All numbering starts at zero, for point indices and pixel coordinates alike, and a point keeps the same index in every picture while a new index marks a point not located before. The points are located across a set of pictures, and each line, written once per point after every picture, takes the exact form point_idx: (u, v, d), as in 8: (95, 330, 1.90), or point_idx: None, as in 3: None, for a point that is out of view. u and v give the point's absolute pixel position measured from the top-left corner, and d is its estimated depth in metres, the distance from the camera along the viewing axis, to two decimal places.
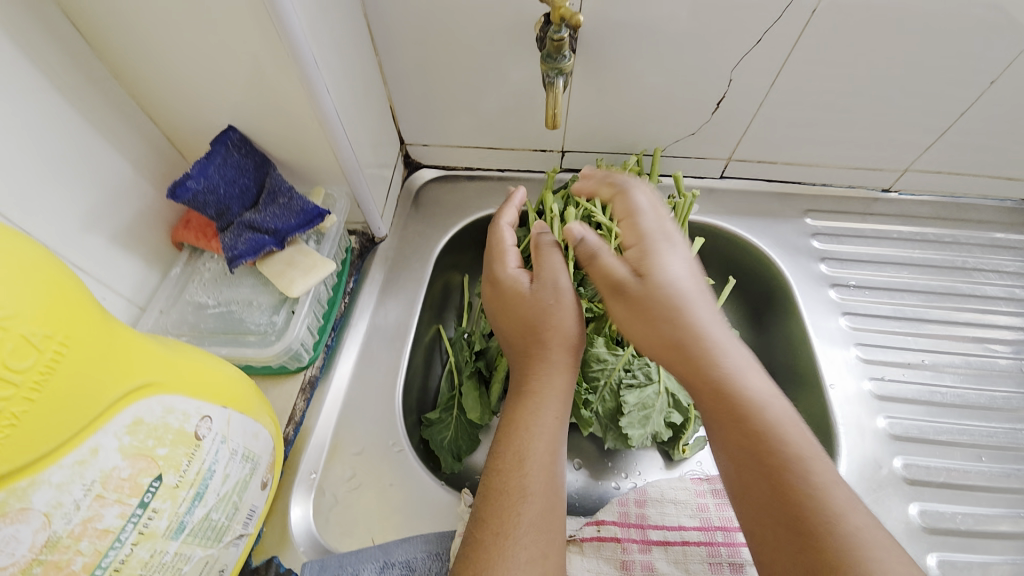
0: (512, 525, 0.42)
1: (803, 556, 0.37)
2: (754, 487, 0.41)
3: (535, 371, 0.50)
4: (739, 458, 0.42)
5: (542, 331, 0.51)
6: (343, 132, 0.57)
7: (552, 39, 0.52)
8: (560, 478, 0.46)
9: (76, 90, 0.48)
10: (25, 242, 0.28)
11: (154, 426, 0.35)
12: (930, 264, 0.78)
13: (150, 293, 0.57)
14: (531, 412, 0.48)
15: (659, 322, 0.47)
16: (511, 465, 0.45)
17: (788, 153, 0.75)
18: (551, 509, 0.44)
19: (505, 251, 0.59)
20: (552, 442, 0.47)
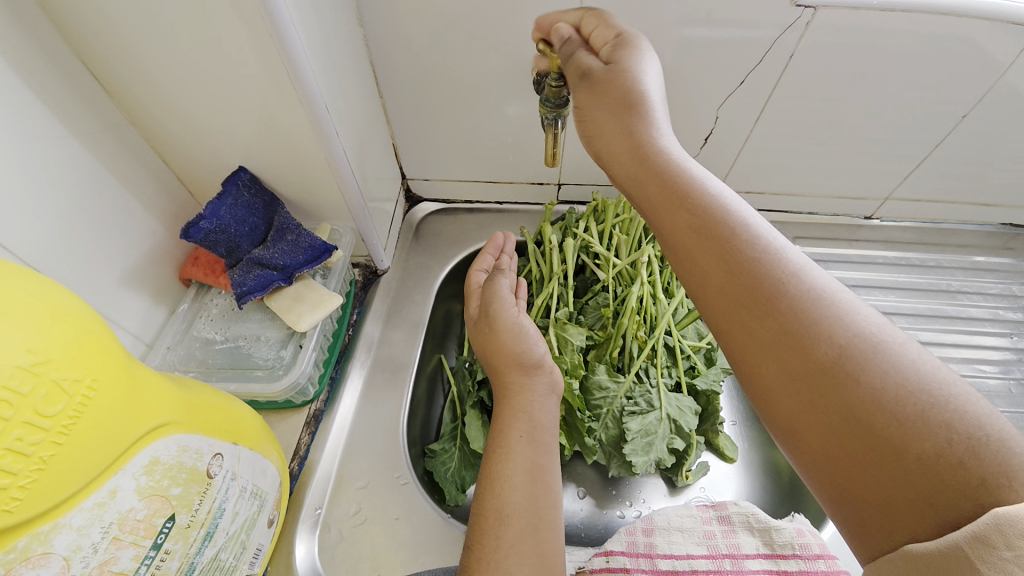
0: (492, 549, 0.40)
1: (883, 453, 0.31)
2: (837, 436, 0.33)
3: (502, 399, 0.52)
4: (802, 395, 0.35)
5: (503, 361, 0.54)
6: (350, 170, 0.60)
7: (551, 84, 0.53)
8: (542, 499, 0.44)
9: (94, 136, 0.50)
10: (59, 292, 0.29)
11: (170, 466, 0.35)
12: (916, 288, 0.80)
13: (157, 330, 0.57)
14: (504, 434, 0.48)
15: (694, 249, 0.42)
16: (487, 488, 0.44)
17: (774, 184, 0.79)
18: (534, 531, 0.42)
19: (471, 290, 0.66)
20: (529, 463, 0.46)
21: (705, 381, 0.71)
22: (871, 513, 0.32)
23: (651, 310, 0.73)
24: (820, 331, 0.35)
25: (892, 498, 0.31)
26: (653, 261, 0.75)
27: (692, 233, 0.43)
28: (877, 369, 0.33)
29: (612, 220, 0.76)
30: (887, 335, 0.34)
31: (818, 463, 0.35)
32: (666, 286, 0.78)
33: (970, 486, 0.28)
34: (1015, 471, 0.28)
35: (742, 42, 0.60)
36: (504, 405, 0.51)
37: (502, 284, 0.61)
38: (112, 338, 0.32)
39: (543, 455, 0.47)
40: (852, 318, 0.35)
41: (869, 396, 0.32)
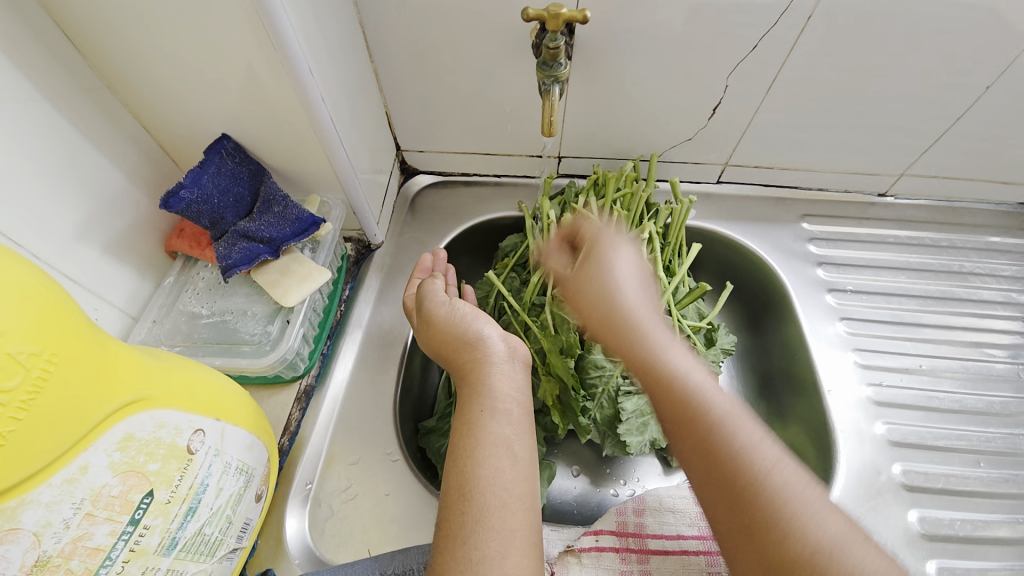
0: (459, 526, 0.40)
1: (733, 498, 0.37)
2: (737, 537, 0.37)
3: (466, 377, 0.51)
4: (719, 491, 0.38)
5: (462, 340, 0.53)
6: (339, 139, 0.57)
7: (548, 47, 0.53)
8: (516, 471, 0.43)
9: (67, 101, 0.47)
10: (21, 263, 0.28)
11: (146, 442, 0.35)
12: (928, 269, 0.78)
13: (143, 302, 0.56)
14: (469, 411, 0.47)
15: (657, 380, 0.44)
16: (452, 467, 0.44)
17: (785, 158, 0.75)
18: (505, 505, 0.41)
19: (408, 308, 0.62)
20: (498, 437, 0.45)
21: (704, 362, 0.69)
22: (729, 537, 0.37)
23: (651, 290, 0.70)
24: (723, 439, 0.39)
25: (767, 557, 0.35)
26: (656, 238, 0.71)
27: (666, 384, 0.43)
28: (744, 445, 0.39)
29: (613, 194, 0.73)
30: (777, 470, 0.37)
31: (701, 487, 0.40)
32: (668, 264, 0.75)
33: (805, 558, 0.34)
34: (847, 559, 0.33)
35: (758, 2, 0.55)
36: (470, 381, 0.50)
37: (439, 283, 0.60)
38: (77, 313, 0.32)
39: (513, 427, 0.46)
40: (754, 444, 0.39)
41: (767, 497, 0.36)
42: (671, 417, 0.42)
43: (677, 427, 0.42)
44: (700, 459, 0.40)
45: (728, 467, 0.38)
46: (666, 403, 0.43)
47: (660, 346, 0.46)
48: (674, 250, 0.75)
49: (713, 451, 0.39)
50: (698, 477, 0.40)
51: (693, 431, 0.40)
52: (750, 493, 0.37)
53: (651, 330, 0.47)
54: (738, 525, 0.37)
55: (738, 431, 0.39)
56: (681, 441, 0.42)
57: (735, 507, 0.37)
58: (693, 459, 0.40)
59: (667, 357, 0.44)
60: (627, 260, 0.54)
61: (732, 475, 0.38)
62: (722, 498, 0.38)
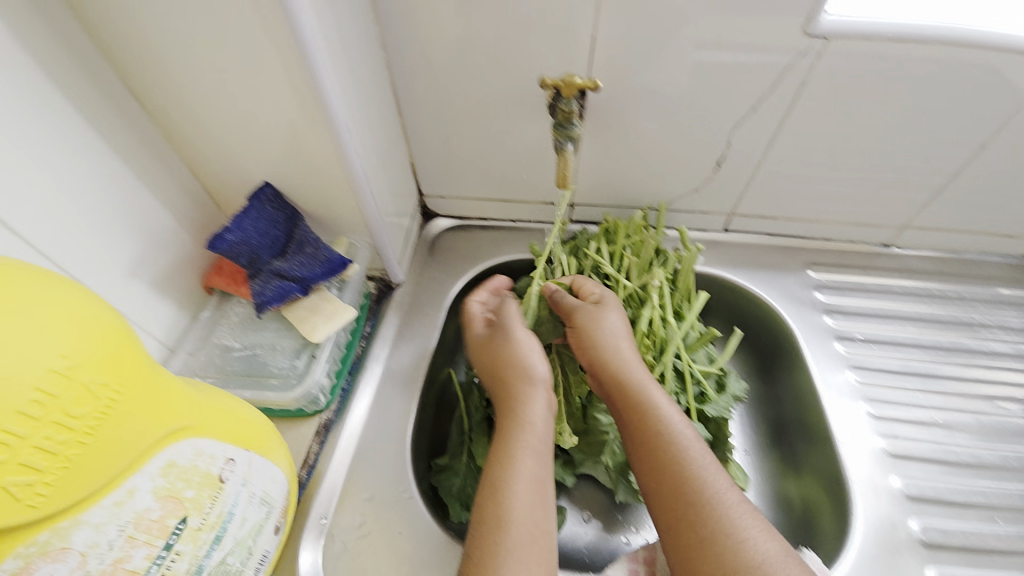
0: (492, 556, 0.45)
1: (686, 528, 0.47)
2: (682, 553, 0.47)
3: (509, 413, 0.56)
4: (671, 512, 0.49)
5: (515, 376, 0.59)
6: (369, 188, 0.62)
7: (563, 109, 0.63)
8: (541, 509, 0.50)
9: (128, 150, 0.53)
10: (98, 302, 0.32)
11: (185, 468, 0.37)
12: (936, 320, 0.79)
13: (180, 335, 0.59)
14: (511, 446, 0.53)
15: (642, 442, 0.54)
16: (489, 495, 0.49)
17: (789, 209, 0.79)
18: (532, 537, 0.47)
19: (471, 316, 0.67)
20: (532, 474, 0.51)
21: (716, 408, 0.70)
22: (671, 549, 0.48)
23: (661, 334, 0.73)
24: (705, 521, 0.46)
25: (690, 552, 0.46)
26: (665, 284, 0.74)
27: (664, 480, 0.50)
28: (719, 522, 0.46)
29: (623, 242, 0.77)
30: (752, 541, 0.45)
31: (659, 503, 0.50)
32: (677, 308, 0.77)
33: None
34: None
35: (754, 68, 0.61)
36: (513, 417, 0.55)
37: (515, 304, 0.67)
38: (138, 344, 0.35)
39: (543, 469, 0.52)
40: (731, 513, 0.47)
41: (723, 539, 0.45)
42: (659, 482, 0.51)
43: (663, 501, 0.50)
44: (682, 532, 0.47)
45: (694, 483, 0.49)
46: (660, 481, 0.51)
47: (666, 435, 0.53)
48: (682, 295, 0.78)
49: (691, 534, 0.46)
50: (669, 516, 0.49)
51: (675, 481, 0.50)
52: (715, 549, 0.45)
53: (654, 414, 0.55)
54: (684, 525, 0.47)
55: (713, 483, 0.49)
56: (665, 511, 0.49)
57: (695, 541, 0.46)
58: (659, 505, 0.50)
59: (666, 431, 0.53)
60: (610, 320, 0.64)
61: (698, 543, 0.46)
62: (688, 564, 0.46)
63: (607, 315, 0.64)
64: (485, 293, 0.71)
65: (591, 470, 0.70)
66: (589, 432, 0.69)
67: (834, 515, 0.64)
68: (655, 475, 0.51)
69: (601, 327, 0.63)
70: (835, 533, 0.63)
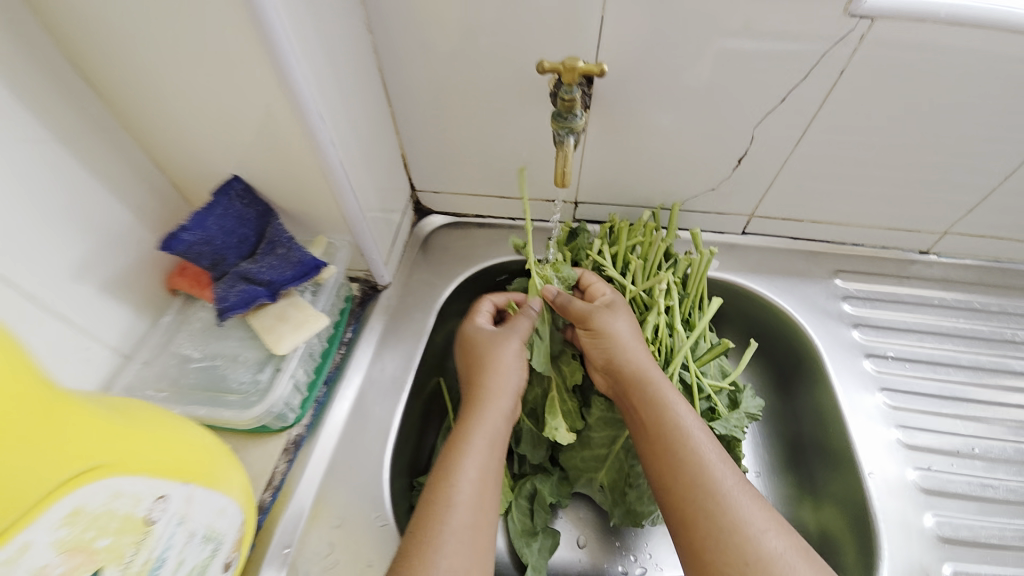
0: (435, 534, 0.42)
1: (705, 546, 0.44)
2: (698, 544, 0.44)
3: (476, 397, 0.53)
4: (684, 502, 0.46)
5: (486, 363, 0.55)
6: (348, 182, 0.56)
7: (563, 98, 0.51)
8: (487, 498, 0.46)
9: (79, 139, 0.47)
10: None
11: (97, 515, 0.32)
12: (977, 335, 0.71)
13: (137, 341, 0.55)
14: (470, 431, 0.49)
15: (658, 450, 0.49)
16: (438, 476, 0.46)
17: (816, 211, 0.71)
18: (473, 526, 0.43)
19: (477, 309, 0.62)
20: (484, 462, 0.47)
21: (724, 427, 0.62)
22: (684, 539, 0.46)
23: (667, 342, 0.66)
24: (729, 543, 0.43)
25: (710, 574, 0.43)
26: (674, 287, 0.67)
27: (683, 495, 0.46)
28: (747, 543, 0.42)
29: (627, 243, 0.70)
30: (783, 565, 0.41)
31: (674, 515, 0.47)
32: (687, 317, 0.70)
33: None
34: None
35: (788, 54, 0.53)
36: (478, 401, 0.52)
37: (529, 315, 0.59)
38: (25, 376, 0.30)
39: (497, 459, 0.49)
40: (761, 538, 0.43)
41: (750, 563, 0.42)
42: (676, 495, 0.47)
43: (679, 516, 0.46)
44: (701, 551, 0.44)
45: (717, 500, 0.45)
46: (676, 493, 0.47)
47: (688, 445, 0.48)
48: (693, 302, 0.70)
49: (712, 555, 0.43)
50: (687, 529, 0.45)
51: (694, 497, 0.46)
52: (739, 572, 0.42)
53: (674, 420, 0.50)
54: (704, 543, 0.44)
55: (740, 502, 0.45)
56: (680, 527, 0.46)
57: (716, 561, 0.43)
58: (669, 494, 0.48)
59: (688, 441, 0.48)
60: (622, 326, 0.57)
61: (721, 564, 0.42)
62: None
63: (622, 319, 0.58)
64: (500, 295, 0.64)
65: (586, 490, 0.64)
66: (582, 445, 0.63)
67: (859, 550, 0.58)
68: (673, 485, 0.47)
69: (615, 332, 0.56)
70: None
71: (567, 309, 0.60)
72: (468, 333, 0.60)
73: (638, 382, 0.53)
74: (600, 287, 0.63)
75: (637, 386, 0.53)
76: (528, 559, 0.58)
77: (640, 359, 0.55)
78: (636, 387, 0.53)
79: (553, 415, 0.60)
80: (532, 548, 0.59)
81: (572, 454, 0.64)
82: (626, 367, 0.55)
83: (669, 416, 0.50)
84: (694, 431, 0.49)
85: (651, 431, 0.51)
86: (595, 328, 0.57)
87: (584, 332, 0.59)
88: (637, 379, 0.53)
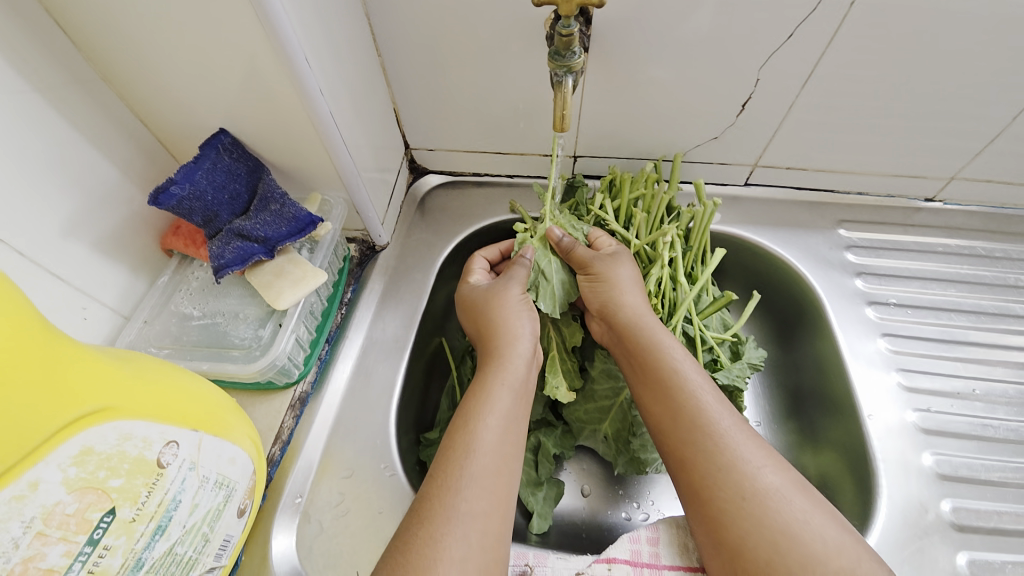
0: (456, 478, 0.42)
1: (703, 481, 0.43)
2: (697, 483, 0.44)
3: (494, 349, 0.52)
4: (682, 443, 0.46)
5: (495, 316, 0.55)
6: (340, 135, 0.54)
7: (561, 34, 0.48)
8: (510, 446, 0.45)
9: (57, 91, 0.45)
10: None
11: (107, 456, 0.33)
12: (981, 282, 0.70)
13: (136, 302, 0.55)
14: (490, 381, 0.48)
15: (656, 393, 0.49)
16: (461, 423, 0.46)
17: (820, 159, 0.69)
18: (496, 471, 0.43)
19: (471, 268, 0.63)
20: (508, 410, 0.47)
21: (728, 377, 0.62)
22: (683, 478, 0.45)
23: (670, 295, 0.65)
24: (726, 477, 0.42)
25: (707, 507, 0.43)
26: (677, 239, 0.65)
27: (681, 436, 0.46)
28: (744, 477, 0.42)
29: (629, 196, 0.68)
30: (781, 497, 0.41)
31: (672, 455, 0.47)
32: (689, 271, 0.69)
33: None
34: None
35: None
36: (497, 353, 0.51)
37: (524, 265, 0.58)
38: (22, 318, 0.30)
39: (518, 407, 0.48)
40: (760, 473, 0.42)
41: (747, 495, 0.41)
42: (672, 436, 0.47)
43: (676, 454, 0.46)
44: (698, 486, 0.44)
45: (714, 437, 0.44)
46: (673, 433, 0.47)
47: (687, 387, 0.47)
48: (695, 255, 0.70)
49: (709, 490, 0.43)
50: (684, 466, 0.45)
51: (691, 435, 0.45)
52: (736, 503, 0.41)
53: (672, 364, 0.49)
54: (702, 478, 0.44)
55: (740, 439, 0.44)
56: (677, 465, 0.46)
57: (713, 494, 0.43)
58: (668, 438, 0.47)
59: (687, 383, 0.48)
60: (626, 271, 0.57)
61: (717, 497, 0.42)
62: (704, 519, 0.43)
63: (629, 267, 0.58)
64: (492, 250, 0.66)
65: (590, 441, 0.65)
66: (585, 398, 0.64)
67: (858, 491, 0.59)
68: (670, 427, 0.47)
69: (618, 277, 0.56)
70: (857, 515, 0.58)
71: (569, 255, 0.59)
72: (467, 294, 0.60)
73: (631, 327, 0.53)
74: (605, 240, 0.63)
75: (630, 331, 0.53)
76: (533, 507, 0.60)
77: (632, 304, 0.55)
78: (629, 332, 0.53)
79: (553, 374, 0.60)
80: (536, 497, 0.61)
81: (576, 407, 0.65)
82: (619, 313, 0.54)
83: (666, 360, 0.50)
84: (692, 375, 0.48)
85: (649, 376, 0.50)
86: (592, 274, 0.57)
87: (585, 278, 0.58)
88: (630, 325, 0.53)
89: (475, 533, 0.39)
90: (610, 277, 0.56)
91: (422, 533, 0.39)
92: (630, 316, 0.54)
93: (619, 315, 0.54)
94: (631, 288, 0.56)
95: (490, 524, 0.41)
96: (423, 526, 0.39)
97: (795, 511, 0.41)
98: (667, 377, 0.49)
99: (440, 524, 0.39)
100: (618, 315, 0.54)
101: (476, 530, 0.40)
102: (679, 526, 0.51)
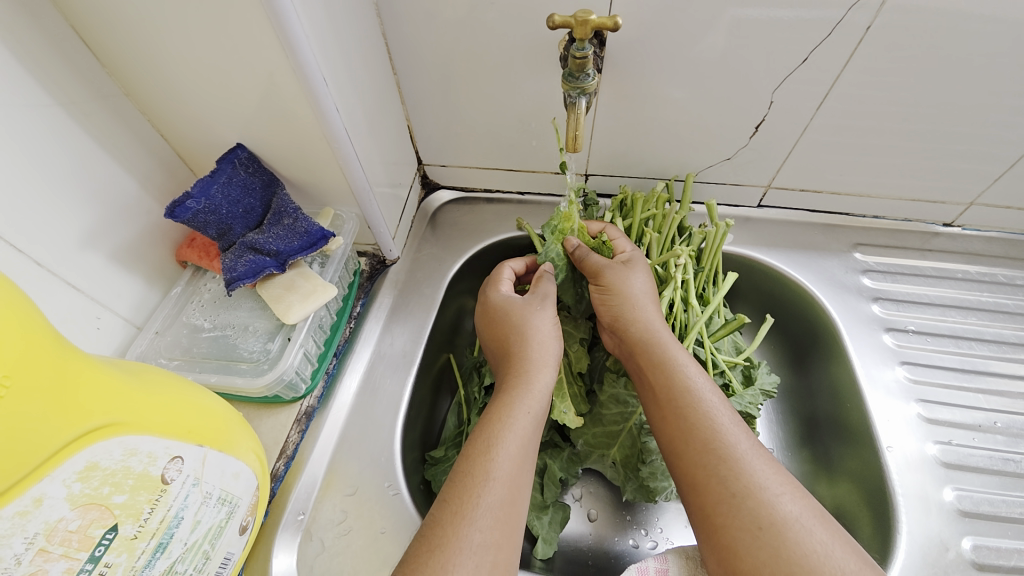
0: (471, 506, 0.40)
1: (717, 508, 0.42)
2: (709, 509, 0.42)
3: (518, 367, 0.51)
4: (695, 468, 0.44)
5: (530, 334, 0.53)
6: (354, 153, 0.55)
7: (575, 57, 0.49)
8: (526, 475, 0.44)
9: (81, 107, 0.47)
10: (9, 289, 0.30)
11: (112, 471, 0.33)
12: (1002, 310, 0.68)
13: (148, 312, 0.55)
14: (513, 404, 0.47)
15: (670, 415, 0.47)
16: (478, 448, 0.44)
17: (836, 182, 0.68)
18: (510, 501, 0.42)
19: (499, 277, 0.61)
20: (528, 437, 0.46)
21: (740, 403, 0.60)
22: (694, 503, 0.44)
23: (681, 318, 0.64)
24: (744, 505, 0.41)
25: (721, 536, 0.41)
26: (689, 262, 0.64)
27: (696, 463, 0.44)
28: (762, 504, 0.40)
29: (641, 215, 0.68)
30: (800, 526, 0.39)
31: (684, 480, 0.45)
32: (701, 292, 0.69)
33: None
34: None
35: (806, 16, 0.50)
36: (520, 373, 0.50)
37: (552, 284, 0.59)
38: (34, 332, 0.31)
39: (537, 433, 0.47)
40: (778, 500, 0.41)
41: (764, 523, 0.40)
42: (686, 461, 0.45)
43: (689, 480, 0.45)
44: (711, 515, 0.42)
45: (728, 462, 0.43)
46: (686, 457, 0.45)
47: (704, 410, 0.46)
48: (707, 276, 0.68)
49: (724, 516, 0.41)
50: (697, 491, 0.44)
51: (705, 460, 0.44)
52: (754, 533, 0.40)
53: (688, 385, 0.48)
54: (716, 504, 0.42)
55: (755, 463, 0.43)
56: (690, 491, 0.44)
57: (729, 522, 0.41)
58: (680, 460, 0.46)
59: (703, 405, 0.46)
60: (637, 282, 0.56)
61: (733, 524, 0.41)
62: (716, 546, 0.41)
63: (635, 278, 0.56)
64: (519, 262, 0.64)
65: (598, 465, 0.63)
66: (593, 422, 0.63)
67: (876, 524, 0.57)
68: (684, 451, 0.45)
69: (628, 288, 0.55)
70: (877, 550, 0.56)
71: (581, 263, 0.59)
72: (498, 299, 0.58)
73: (644, 340, 0.52)
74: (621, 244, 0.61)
75: (644, 344, 0.52)
76: (537, 531, 0.58)
77: (644, 314, 0.54)
78: (641, 345, 0.52)
79: (560, 397, 0.59)
80: (541, 521, 0.59)
81: (583, 431, 0.63)
82: (632, 323, 0.53)
83: (680, 382, 0.48)
84: (708, 397, 0.47)
85: (665, 396, 0.48)
86: (604, 279, 0.56)
87: (597, 286, 0.57)
88: (643, 336, 0.52)
89: (486, 566, 0.38)
90: (623, 284, 0.55)
91: (429, 556, 0.38)
92: (643, 326, 0.53)
93: (631, 325, 0.53)
94: (644, 295, 0.55)
95: (502, 557, 0.39)
96: (432, 553, 0.38)
97: (815, 542, 0.39)
98: (681, 399, 0.47)
99: (447, 548, 0.38)
100: (631, 325, 0.53)
101: (487, 562, 0.38)
102: (689, 557, 0.50)
